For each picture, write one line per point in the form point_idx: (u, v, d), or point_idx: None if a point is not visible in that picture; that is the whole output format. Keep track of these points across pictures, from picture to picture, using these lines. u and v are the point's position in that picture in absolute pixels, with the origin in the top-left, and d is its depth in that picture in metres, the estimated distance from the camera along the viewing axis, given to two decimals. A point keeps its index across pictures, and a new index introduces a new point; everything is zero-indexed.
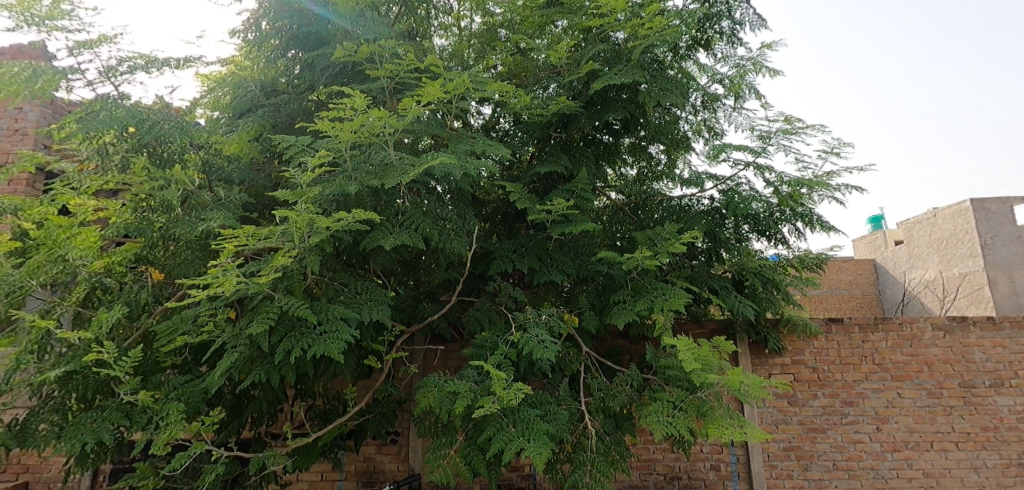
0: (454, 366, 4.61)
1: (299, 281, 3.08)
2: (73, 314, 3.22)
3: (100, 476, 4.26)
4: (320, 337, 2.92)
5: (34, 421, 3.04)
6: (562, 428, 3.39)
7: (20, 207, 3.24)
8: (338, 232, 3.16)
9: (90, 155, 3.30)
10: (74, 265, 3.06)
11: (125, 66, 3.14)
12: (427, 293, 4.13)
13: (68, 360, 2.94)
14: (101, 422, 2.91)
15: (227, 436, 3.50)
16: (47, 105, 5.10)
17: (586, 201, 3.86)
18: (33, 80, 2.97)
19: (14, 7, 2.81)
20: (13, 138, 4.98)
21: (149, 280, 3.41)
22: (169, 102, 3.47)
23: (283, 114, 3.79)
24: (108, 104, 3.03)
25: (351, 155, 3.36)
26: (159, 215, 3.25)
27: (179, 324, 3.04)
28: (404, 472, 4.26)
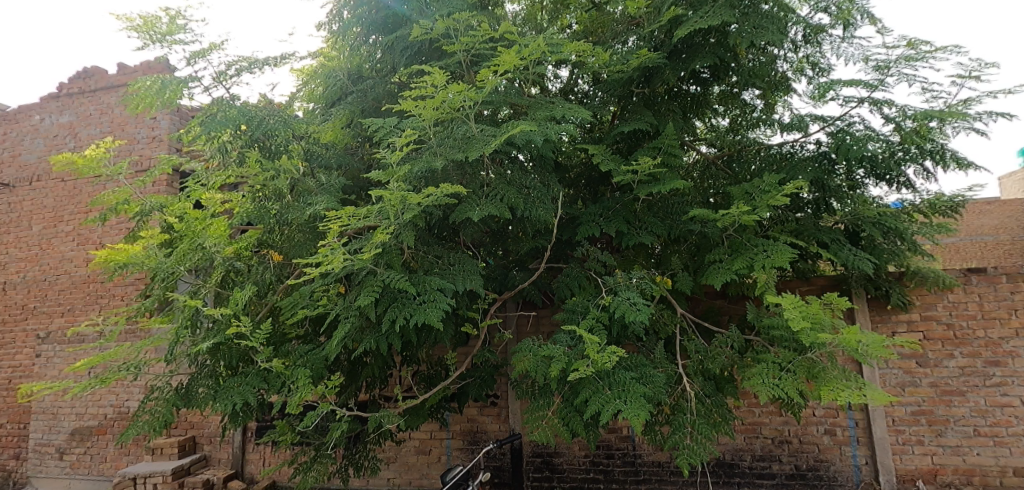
0: (547, 331, 4.69)
1: (397, 256, 3.30)
2: (215, 293, 3.69)
3: (249, 432, 4.92)
4: (421, 306, 3.11)
5: (195, 385, 3.56)
6: (660, 390, 3.35)
7: (164, 204, 3.72)
8: (429, 206, 3.32)
9: (213, 153, 3.72)
10: (211, 252, 3.50)
11: (233, 69, 3.47)
12: (516, 262, 4.22)
13: (215, 333, 3.40)
14: (246, 385, 3.36)
15: (348, 398, 3.86)
16: (176, 113, 5.80)
17: (675, 157, 3.68)
18: (163, 90, 3.40)
19: (141, 28, 3.22)
20: (153, 144, 5.73)
21: (271, 261, 3.81)
22: (272, 98, 3.79)
23: (370, 98, 3.96)
24: (223, 106, 3.40)
25: (435, 132, 3.46)
26: (273, 203, 3.59)
27: (299, 299, 3.40)
28: (506, 432, 4.49)
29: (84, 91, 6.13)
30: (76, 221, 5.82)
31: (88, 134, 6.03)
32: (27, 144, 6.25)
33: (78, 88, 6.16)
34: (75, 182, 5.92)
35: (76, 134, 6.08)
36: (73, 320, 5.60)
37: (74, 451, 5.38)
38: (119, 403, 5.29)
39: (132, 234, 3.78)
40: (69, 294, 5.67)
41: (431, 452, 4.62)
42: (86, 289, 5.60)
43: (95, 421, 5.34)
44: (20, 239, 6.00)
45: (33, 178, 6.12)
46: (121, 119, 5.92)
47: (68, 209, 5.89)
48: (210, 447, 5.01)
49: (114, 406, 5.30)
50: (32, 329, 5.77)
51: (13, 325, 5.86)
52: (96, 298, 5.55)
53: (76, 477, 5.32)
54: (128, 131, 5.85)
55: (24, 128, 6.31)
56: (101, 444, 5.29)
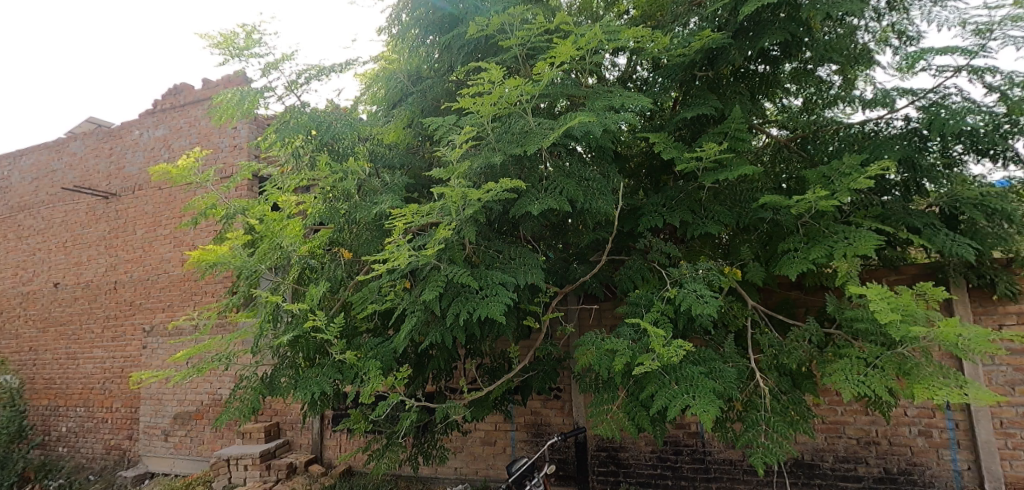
0: (610, 324, 4.63)
1: (459, 251, 3.36)
2: (293, 290, 3.93)
3: (326, 420, 5.23)
4: (483, 300, 3.17)
5: (278, 375, 3.80)
6: (731, 386, 3.22)
7: (246, 208, 4.00)
8: (489, 202, 3.35)
9: (287, 158, 3.95)
10: (288, 251, 3.71)
11: (303, 77, 3.67)
12: (576, 255, 4.18)
13: (294, 327, 3.62)
14: (322, 376, 3.56)
15: (416, 389, 4.00)
16: (254, 122, 6.22)
17: (743, 141, 3.50)
18: (242, 101, 3.65)
19: (222, 44, 3.47)
20: (234, 152, 6.18)
21: (341, 258, 4.01)
22: (338, 103, 3.97)
23: (429, 98, 4.06)
24: (295, 113, 3.61)
25: (493, 128, 3.49)
26: (342, 202, 3.75)
27: (368, 294, 3.55)
28: (570, 425, 4.48)
29: (176, 106, 6.71)
30: (172, 226, 6.39)
31: (180, 145, 6.60)
32: (130, 157, 6.93)
33: (171, 105, 6.76)
34: (171, 190, 6.51)
35: (170, 146, 6.68)
36: (172, 315, 6.17)
37: (177, 433, 5.94)
38: (214, 390, 5.78)
39: (219, 236, 4.09)
40: (168, 291, 6.24)
41: (496, 444, 4.70)
42: (183, 287, 6.15)
43: (194, 406, 5.87)
44: (127, 243, 6.68)
45: (136, 188, 6.79)
46: (207, 130, 6.43)
47: (165, 215, 6.49)
48: (292, 433, 5.37)
49: (209, 393, 5.80)
50: (139, 323, 6.41)
51: (124, 319, 6.53)
52: (190, 295, 6.08)
53: (180, 457, 5.88)
54: (214, 141, 6.34)
55: (128, 143, 7.00)
56: (199, 428, 5.81)
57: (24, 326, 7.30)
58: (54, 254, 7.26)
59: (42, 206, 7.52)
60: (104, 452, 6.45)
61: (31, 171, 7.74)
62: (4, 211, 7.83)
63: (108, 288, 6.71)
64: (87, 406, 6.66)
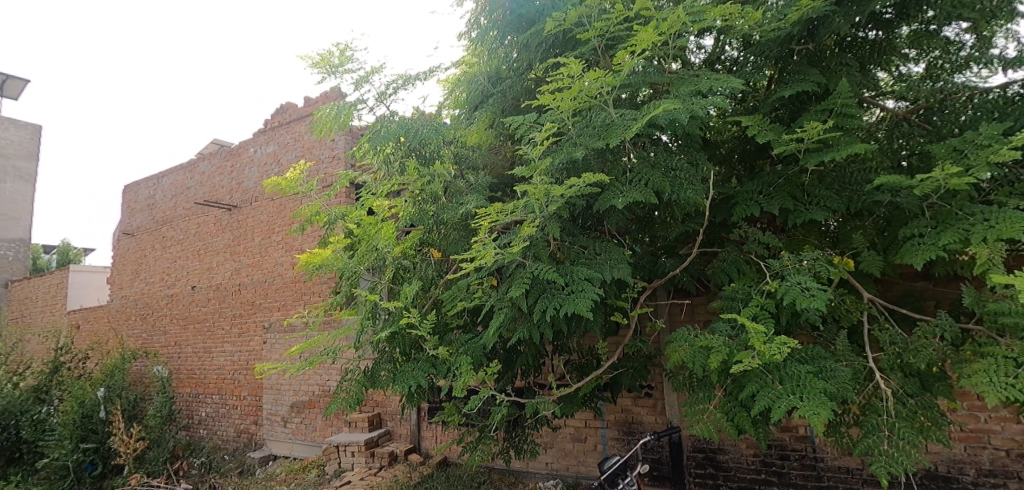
0: (704, 319, 4.41)
1: (544, 248, 3.36)
2: (388, 289, 4.15)
3: (423, 412, 5.49)
4: (569, 297, 3.14)
5: (379, 368, 4.02)
6: (845, 387, 2.93)
7: (345, 213, 4.29)
8: (572, 197, 3.32)
9: (380, 165, 4.18)
10: (383, 252, 3.93)
11: (391, 88, 3.87)
12: (665, 248, 4.02)
13: (391, 323, 3.80)
14: (418, 370, 3.73)
15: (505, 384, 4.07)
16: (350, 134, 6.67)
17: (852, 117, 3.16)
18: (339, 115, 3.93)
19: (319, 64, 3.75)
20: (334, 162, 6.66)
21: (431, 258, 4.18)
22: (424, 110, 4.14)
23: (509, 97, 4.10)
24: (385, 122, 3.82)
25: (573, 122, 3.44)
26: (430, 204, 3.89)
27: (457, 292, 3.65)
28: (663, 424, 4.34)
29: (284, 124, 7.38)
30: (284, 233, 7.04)
31: (288, 159, 7.24)
32: (248, 172, 7.73)
33: (279, 123, 7.45)
34: (281, 200, 7.17)
35: (280, 160, 7.35)
36: (286, 313, 6.80)
37: (294, 421, 6.54)
38: (323, 382, 6.30)
39: (323, 240, 4.44)
40: (283, 292, 6.89)
41: (587, 441, 4.66)
42: (294, 287, 6.76)
43: (307, 396, 6.43)
44: (248, 249, 7.45)
45: (253, 200, 7.55)
46: (310, 144, 6.99)
47: (278, 223, 7.16)
48: (392, 423, 5.71)
49: (319, 385, 6.34)
50: (260, 320, 7.13)
51: (248, 317, 7.30)
52: (301, 295, 6.66)
53: (297, 442, 6.48)
54: (316, 153, 6.89)
55: (245, 160, 7.82)
56: (312, 416, 6.36)
57: (171, 324, 8.40)
58: (191, 261, 8.28)
59: (180, 219, 8.60)
60: (236, 435, 7.27)
61: (171, 189, 8.89)
62: (153, 224, 9.06)
63: (234, 290, 7.54)
64: (221, 394, 7.54)
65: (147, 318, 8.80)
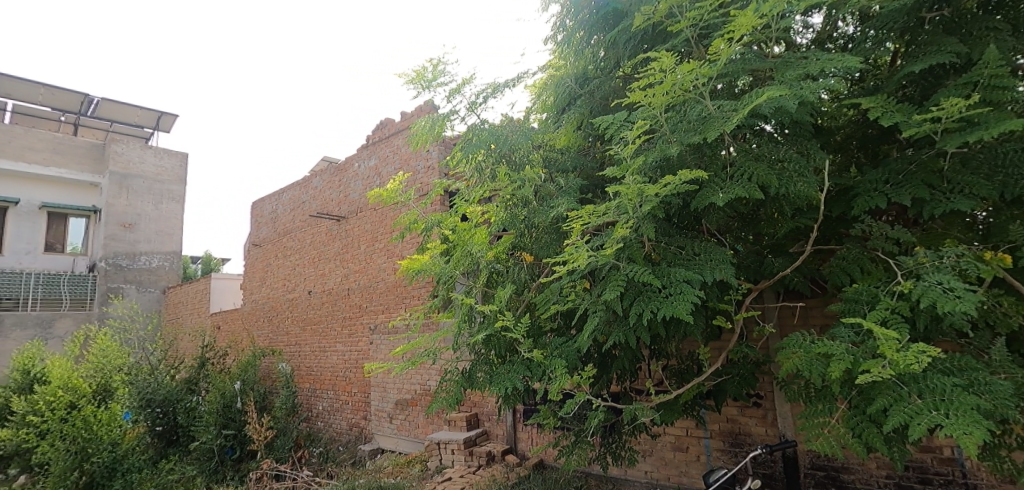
0: (820, 324, 4.03)
1: (639, 249, 3.23)
2: (483, 293, 4.21)
3: (518, 413, 5.54)
4: (667, 300, 3.00)
5: (477, 368, 4.00)
6: (1003, 403, 2.52)
7: (441, 220, 4.45)
8: (668, 196, 3.17)
9: (472, 173, 4.29)
10: (476, 257, 4.02)
11: (481, 97, 3.96)
12: (772, 247, 3.72)
13: (486, 325, 3.80)
14: (512, 372, 3.72)
15: (600, 389, 3.97)
16: (444, 144, 6.93)
17: (1002, 89, 2.73)
18: (433, 126, 4.11)
19: (414, 79, 3.94)
20: (429, 172, 6.96)
21: (524, 261, 4.19)
22: (512, 116, 4.19)
23: (598, 97, 4.02)
24: (476, 131, 3.92)
25: (667, 118, 3.29)
26: (521, 209, 3.92)
27: (550, 295, 3.61)
28: (775, 437, 4.03)
29: (383, 138, 7.85)
30: (386, 240, 7.47)
31: (388, 171, 7.68)
32: (354, 185, 8.31)
33: (379, 138, 7.94)
34: (383, 210, 7.62)
35: (381, 173, 7.82)
36: (389, 316, 7.20)
37: (398, 417, 6.90)
38: (424, 382, 6.59)
39: (421, 246, 4.63)
40: (385, 296, 7.31)
41: (688, 450, 4.44)
42: (396, 292, 7.14)
43: (410, 395, 6.75)
44: (355, 256, 8.00)
45: (358, 210, 8.10)
46: (408, 156, 7.37)
47: (380, 231, 7.62)
48: (489, 423, 5.82)
49: (421, 384, 6.63)
50: (367, 323, 7.62)
51: (356, 319, 7.84)
52: (402, 298, 7.02)
53: (402, 437, 6.82)
54: (413, 164, 7.24)
55: (351, 174, 8.41)
56: (415, 413, 6.66)
57: (291, 325, 9.23)
58: (307, 268, 9.05)
59: (298, 231, 9.44)
60: (348, 428, 7.81)
61: (289, 203, 9.80)
62: (275, 236, 10.03)
63: (343, 294, 8.13)
64: (334, 390, 8.15)
65: (272, 320, 9.75)
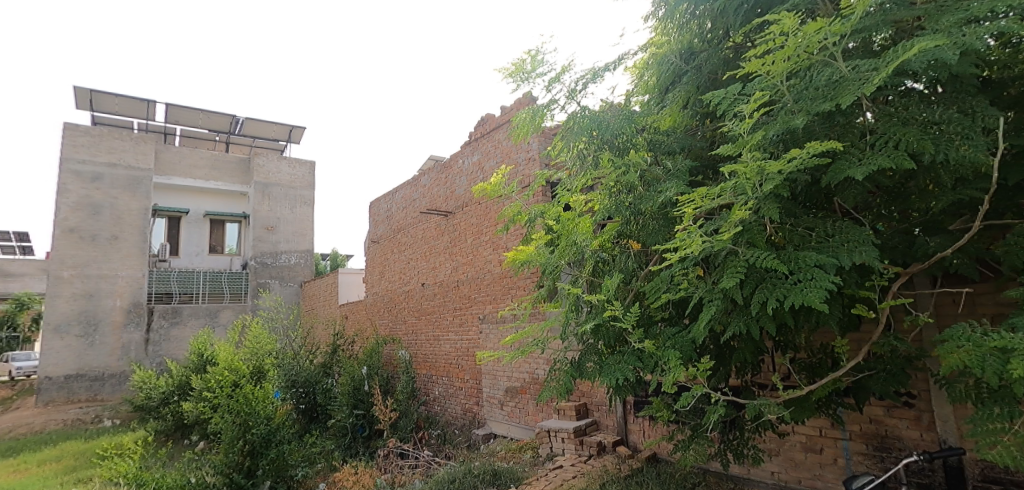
0: (991, 314, 3.44)
1: (761, 233, 2.95)
2: (588, 282, 4.09)
3: (629, 405, 5.39)
4: (796, 287, 2.72)
5: (585, 358, 3.86)
6: None
7: (544, 211, 4.45)
8: (793, 172, 2.86)
9: (574, 161, 4.22)
10: (581, 246, 3.94)
11: (580, 84, 3.88)
12: (925, 224, 3.23)
13: (594, 315, 3.65)
14: (624, 363, 3.50)
15: (719, 382, 3.72)
16: (544, 135, 6.91)
17: None
18: (534, 118, 4.13)
19: (514, 72, 3.96)
20: (531, 163, 6.99)
21: (632, 250, 3.98)
22: (613, 101, 4.07)
23: (706, 72, 3.76)
24: (577, 119, 3.87)
25: (789, 86, 2.97)
26: (626, 195, 3.74)
27: (661, 283, 3.41)
28: (933, 443, 3.52)
29: (485, 134, 8.02)
30: (491, 233, 7.64)
31: (491, 165, 7.84)
32: (459, 181, 8.59)
33: (481, 134, 8.13)
34: (487, 204, 7.79)
35: (484, 168, 8.00)
36: (497, 306, 7.38)
37: (509, 404, 7.06)
38: (532, 371, 6.66)
39: (525, 237, 4.68)
40: (492, 287, 7.50)
41: (822, 452, 4.05)
42: (502, 282, 7.29)
43: (519, 383, 6.88)
44: (463, 249, 8.28)
45: (464, 205, 8.37)
46: (509, 149, 7.46)
47: (485, 224, 7.80)
48: (599, 413, 5.75)
49: (529, 372, 6.72)
50: (476, 313, 7.88)
51: (466, 309, 8.13)
52: (508, 289, 7.15)
53: (513, 424, 6.96)
54: (514, 157, 7.31)
55: (456, 170, 8.72)
56: (525, 401, 6.77)
57: (408, 315, 9.81)
58: (420, 262, 9.55)
59: (410, 227, 9.98)
60: (462, 413, 8.13)
61: (402, 202, 10.39)
62: (391, 233, 10.71)
63: (453, 286, 8.46)
64: (449, 377, 8.53)
65: (390, 311, 10.44)
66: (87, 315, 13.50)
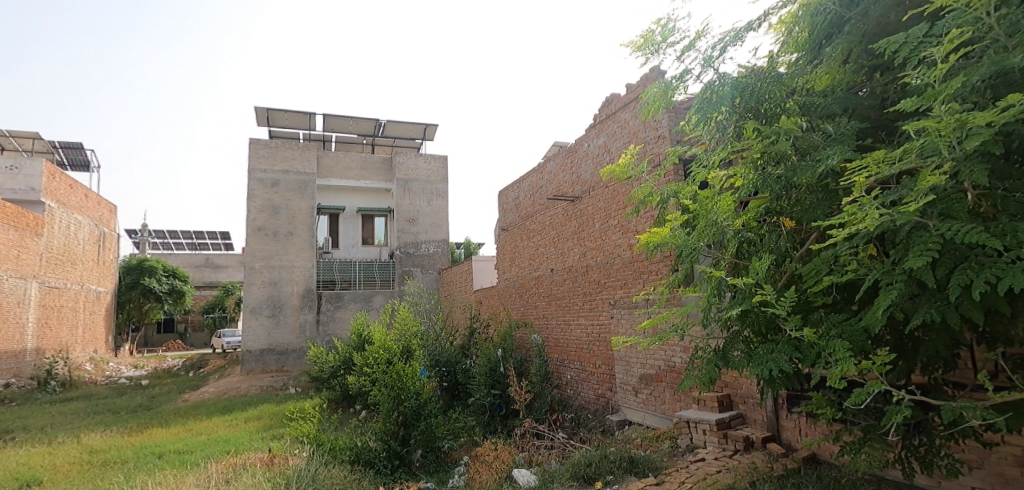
0: None
1: (960, 201, 2.46)
2: (732, 264, 3.71)
3: (780, 399, 4.90)
4: (1013, 266, 2.21)
5: (731, 346, 3.53)
6: None
7: (678, 190, 4.15)
8: (1006, 125, 2.32)
9: (711, 134, 3.86)
10: (723, 225, 3.55)
11: (717, 49, 3.55)
12: None
13: (741, 300, 3.31)
14: (778, 352, 3.15)
15: (900, 379, 3.19)
16: (675, 110, 6.50)
17: None
18: (666, 91, 3.89)
19: (643, 45, 3.75)
20: (660, 141, 6.61)
21: (783, 228, 3.50)
22: (756, 63, 3.65)
23: (875, 16, 3.16)
24: (715, 88, 3.59)
25: (998, 19, 2.40)
26: (778, 166, 3.30)
27: (823, 264, 2.99)
28: None
29: (610, 115, 7.76)
30: (620, 216, 7.42)
31: (617, 146, 7.59)
32: (585, 165, 8.45)
33: (606, 115, 7.90)
34: (614, 187, 7.58)
35: (610, 150, 7.77)
36: (628, 291, 7.17)
37: (644, 391, 6.84)
38: (668, 358, 6.38)
39: (658, 219, 4.41)
40: (623, 271, 7.29)
41: None
42: (634, 267, 7.05)
43: (654, 370, 6.63)
44: (591, 234, 8.16)
45: (591, 189, 8.23)
46: (636, 128, 7.14)
47: (614, 208, 7.60)
48: (745, 406, 5.31)
49: (665, 360, 6.45)
50: (606, 298, 7.73)
51: (596, 295, 8.02)
52: (640, 273, 6.91)
53: (649, 411, 6.74)
54: (642, 136, 6.98)
55: (581, 154, 8.59)
56: (661, 389, 6.51)
57: (538, 300, 9.95)
58: (548, 248, 9.62)
59: (538, 214, 10.10)
60: (595, 398, 8.08)
61: (529, 189, 10.54)
62: (519, 220, 10.93)
63: (583, 271, 8.39)
64: (580, 361, 8.51)
65: (521, 296, 10.69)
66: (273, 300, 15.69)
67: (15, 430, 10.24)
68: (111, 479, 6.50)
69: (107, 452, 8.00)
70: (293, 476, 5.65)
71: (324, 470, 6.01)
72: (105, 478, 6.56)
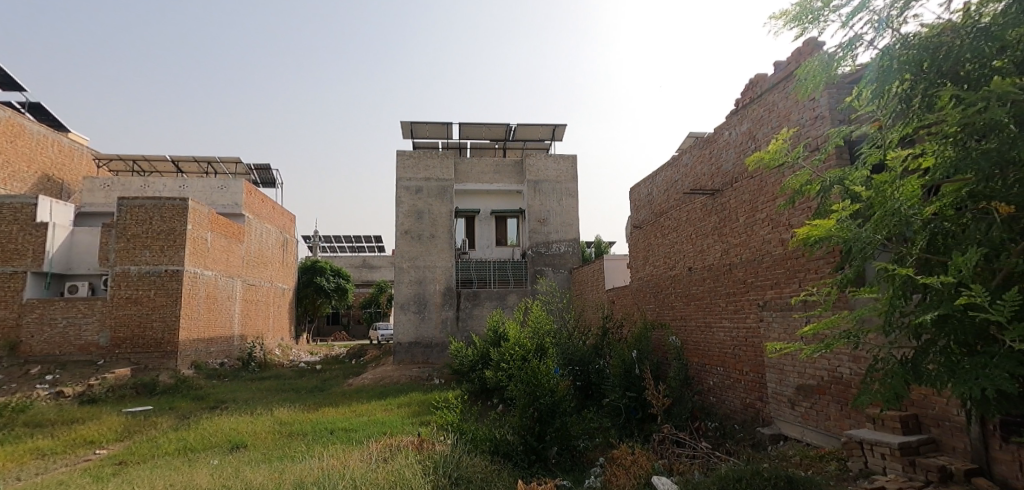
0: None
1: None
2: (921, 262, 3.03)
3: (990, 425, 4.03)
4: None
5: (923, 359, 2.96)
6: None
7: (845, 177, 3.59)
8: None
9: (887, 109, 3.26)
10: (908, 216, 2.93)
11: (899, 6, 3.01)
12: None
13: (938, 303, 2.76)
14: (993, 368, 2.56)
15: None
16: (836, 85, 5.71)
17: None
18: (829, 64, 3.41)
19: (800, 14, 3.32)
20: (817, 123, 5.86)
21: (995, 216, 2.80)
22: (950, 17, 3.02)
23: None
24: (896, 53, 3.05)
25: None
26: (989, 139, 2.67)
27: None
28: None
29: (755, 99, 7.09)
30: (769, 208, 6.72)
31: (764, 133, 6.89)
32: (727, 155, 7.82)
33: (750, 99, 7.22)
34: (762, 177, 6.89)
35: (757, 137, 7.07)
36: (781, 291, 6.46)
37: (803, 404, 6.11)
38: (833, 368, 5.62)
39: (818, 211, 3.85)
40: (775, 270, 6.58)
41: None
42: (787, 265, 6.34)
43: (815, 381, 5.89)
44: (734, 229, 7.51)
45: (734, 181, 7.58)
46: (788, 111, 6.40)
47: (761, 200, 6.92)
48: (939, 430, 4.47)
49: (829, 369, 5.69)
50: (754, 299, 7.06)
51: (741, 295, 7.36)
52: (795, 272, 6.20)
53: (808, 426, 6.01)
54: (796, 118, 6.23)
55: (721, 144, 7.96)
56: (824, 403, 5.76)
57: (675, 300, 9.42)
58: (686, 245, 9.05)
59: (673, 209, 9.57)
60: (742, 407, 7.43)
61: (663, 184, 10.04)
62: (653, 217, 10.47)
63: (726, 270, 7.76)
64: (725, 367, 7.86)
65: (656, 296, 10.21)
66: (420, 297, 16.91)
67: (226, 402, 12.32)
68: (294, 449, 7.49)
69: (292, 425, 9.24)
70: (440, 462, 6.00)
71: (467, 458, 6.30)
72: (290, 448, 7.58)
